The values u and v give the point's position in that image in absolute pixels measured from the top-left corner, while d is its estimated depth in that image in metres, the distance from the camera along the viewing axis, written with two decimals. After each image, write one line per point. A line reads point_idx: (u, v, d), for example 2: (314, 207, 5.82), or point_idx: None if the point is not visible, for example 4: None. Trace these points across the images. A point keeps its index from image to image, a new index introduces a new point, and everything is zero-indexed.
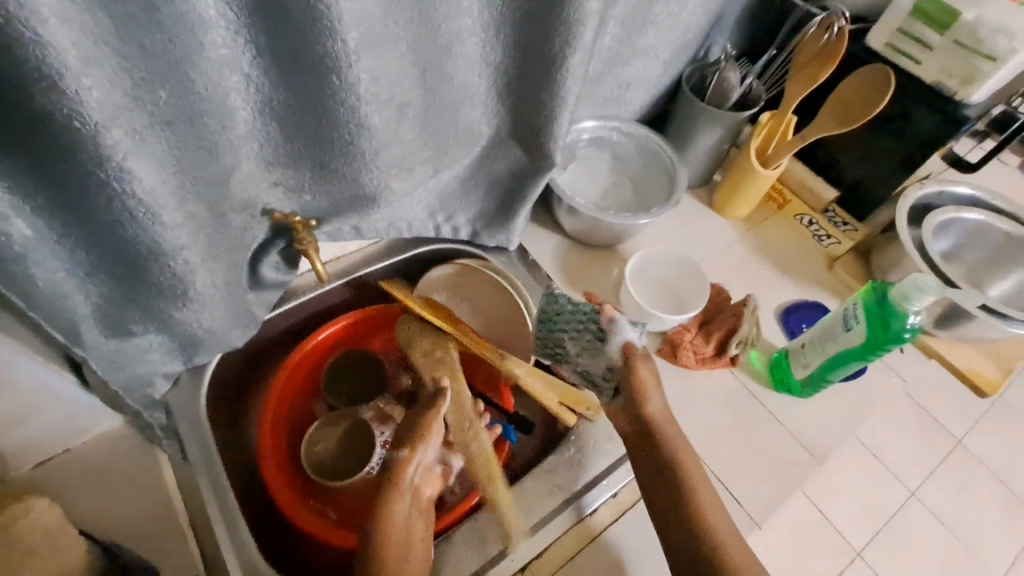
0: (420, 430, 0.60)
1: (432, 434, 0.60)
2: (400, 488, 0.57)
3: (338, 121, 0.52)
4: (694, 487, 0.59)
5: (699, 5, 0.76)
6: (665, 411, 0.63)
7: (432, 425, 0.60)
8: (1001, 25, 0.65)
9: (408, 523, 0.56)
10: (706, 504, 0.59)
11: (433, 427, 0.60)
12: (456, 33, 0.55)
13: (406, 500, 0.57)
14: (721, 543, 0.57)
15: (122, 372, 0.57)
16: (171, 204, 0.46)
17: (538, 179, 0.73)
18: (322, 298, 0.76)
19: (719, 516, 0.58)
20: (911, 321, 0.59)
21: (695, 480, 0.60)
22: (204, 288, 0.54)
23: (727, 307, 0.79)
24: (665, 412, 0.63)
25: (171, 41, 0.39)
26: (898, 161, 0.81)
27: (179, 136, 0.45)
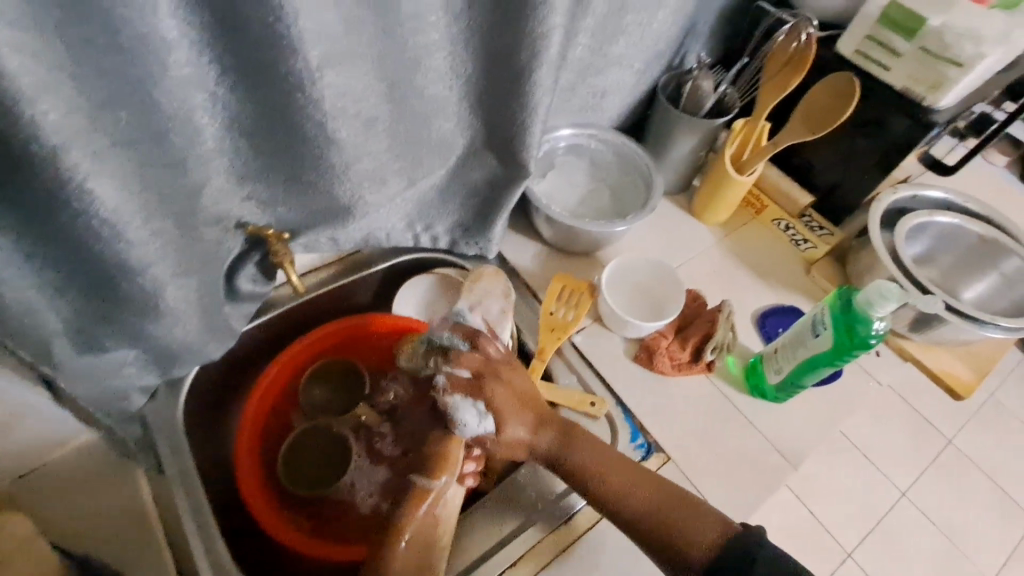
0: (442, 461, 0.59)
1: (452, 465, 0.59)
2: (422, 498, 0.57)
3: (306, 136, 0.53)
4: (606, 477, 0.60)
5: (670, 15, 0.77)
6: (534, 427, 0.63)
7: (453, 448, 0.60)
8: (964, 31, 0.67)
9: (420, 532, 0.57)
10: (621, 483, 0.60)
11: (454, 452, 0.59)
12: (424, 47, 0.56)
13: (427, 506, 0.58)
14: (649, 516, 0.58)
15: (96, 386, 0.57)
16: (136, 222, 0.47)
17: (513, 188, 0.74)
18: (301, 309, 0.76)
19: (635, 483, 0.60)
20: (876, 327, 0.60)
21: (605, 470, 0.61)
22: (176, 302, 0.55)
23: (703, 312, 0.80)
24: (532, 418, 0.63)
25: (131, 64, 0.40)
26: (871, 166, 0.81)
27: (143, 154, 0.45)
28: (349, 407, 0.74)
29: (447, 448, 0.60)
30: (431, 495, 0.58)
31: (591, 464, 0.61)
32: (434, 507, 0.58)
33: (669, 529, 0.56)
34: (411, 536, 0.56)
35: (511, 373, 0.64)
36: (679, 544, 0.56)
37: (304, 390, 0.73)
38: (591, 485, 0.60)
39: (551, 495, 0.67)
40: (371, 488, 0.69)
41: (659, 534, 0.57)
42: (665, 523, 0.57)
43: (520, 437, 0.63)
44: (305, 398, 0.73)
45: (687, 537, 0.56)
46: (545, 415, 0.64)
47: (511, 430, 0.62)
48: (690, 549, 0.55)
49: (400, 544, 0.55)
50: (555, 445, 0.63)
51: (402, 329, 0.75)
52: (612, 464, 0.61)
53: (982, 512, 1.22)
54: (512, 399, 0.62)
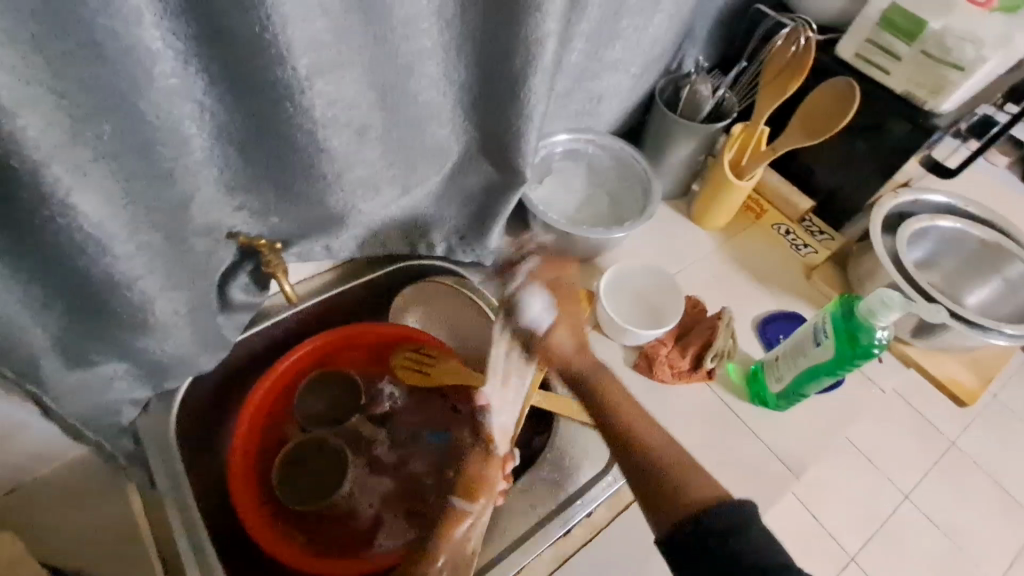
0: (477, 484, 0.60)
1: (488, 486, 0.60)
2: (458, 522, 0.58)
3: (297, 146, 0.52)
4: (628, 417, 0.58)
5: (666, 19, 0.76)
6: (577, 347, 0.62)
7: (491, 471, 0.61)
8: (964, 34, 0.66)
9: (455, 554, 0.57)
10: (637, 421, 0.58)
11: (491, 480, 0.61)
12: (417, 54, 0.55)
13: (464, 528, 0.58)
14: (654, 440, 0.56)
15: (85, 400, 0.56)
16: (122, 236, 0.46)
17: (509, 195, 0.73)
18: (295, 319, 0.75)
19: (652, 434, 0.57)
20: (878, 336, 0.59)
21: (628, 410, 0.58)
22: (166, 315, 0.54)
23: (703, 319, 0.79)
24: (579, 348, 0.62)
25: (115, 76, 0.39)
26: (871, 169, 0.80)
27: (129, 166, 0.44)
28: (346, 416, 0.73)
29: (486, 472, 0.61)
30: (468, 518, 0.59)
31: (615, 390, 0.60)
32: (470, 529, 0.58)
33: (654, 461, 0.54)
34: (447, 557, 0.57)
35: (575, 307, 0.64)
36: (672, 499, 0.51)
37: (298, 402, 0.71)
38: (624, 421, 0.58)
39: (554, 506, 0.66)
40: (377, 504, 0.69)
41: (654, 490, 0.53)
42: (664, 465, 0.54)
43: (562, 347, 0.62)
44: (300, 409, 0.71)
45: (683, 479, 0.52)
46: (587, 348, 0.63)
47: (557, 334, 0.62)
48: (680, 492, 0.51)
49: (437, 564, 0.57)
50: (590, 372, 0.61)
51: (397, 337, 0.75)
52: (668, 452, 0.55)
53: (986, 515, 1.21)
54: (567, 321, 0.63)
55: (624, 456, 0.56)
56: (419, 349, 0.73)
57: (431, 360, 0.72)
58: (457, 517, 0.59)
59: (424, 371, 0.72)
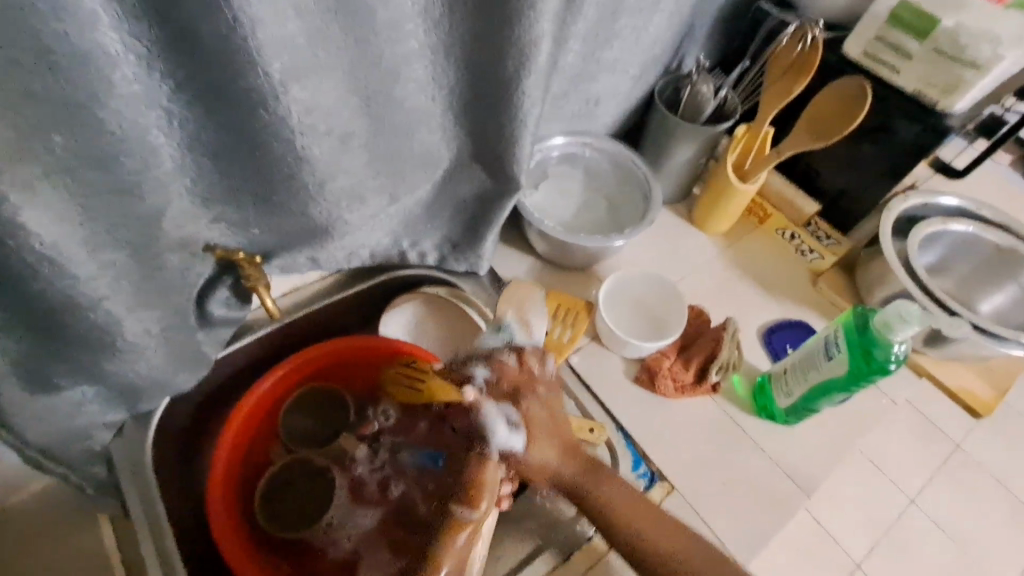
0: (477, 489, 0.52)
1: (489, 490, 0.52)
2: (459, 529, 0.51)
3: (274, 155, 0.49)
4: (630, 524, 0.55)
5: (666, 17, 0.73)
6: (562, 452, 0.58)
7: (488, 479, 0.52)
8: (979, 31, 0.63)
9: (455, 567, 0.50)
10: (649, 528, 0.56)
11: (489, 484, 0.52)
12: (403, 57, 0.51)
13: (465, 537, 0.51)
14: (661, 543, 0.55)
15: (54, 427, 0.53)
16: (81, 255, 0.43)
17: (504, 204, 0.70)
18: (280, 333, 0.72)
19: (663, 537, 0.55)
20: (895, 351, 0.56)
21: (630, 517, 0.56)
22: (136, 337, 0.51)
23: (708, 330, 0.75)
24: (563, 454, 0.58)
25: (69, 83, 0.36)
26: (880, 172, 0.77)
27: (89, 181, 0.41)
28: (334, 434, 0.70)
29: (480, 480, 0.52)
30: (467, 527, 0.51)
31: (611, 503, 0.57)
32: (472, 538, 0.51)
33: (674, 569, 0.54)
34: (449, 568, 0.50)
35: (538, 397, 0.59)
36: None
37: (284, 420, 0.69)
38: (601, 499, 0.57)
39: (556, 527, 0.63)
40: (360, 529, 0.65)
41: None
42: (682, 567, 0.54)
43: (548, 460, 0.57)
44: (286, 428, 0.69)
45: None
46: (571, 444, 0.60)
47: (538, 452, 0.57)
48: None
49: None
50: (583, 476, 0.58)
51: (387, 351, 0.70)
52: (632, 509, 0.56)
53: (992, 524, 1.20)
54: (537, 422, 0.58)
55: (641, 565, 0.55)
56: (410, 363, 0.68)
57: (422, 374, 0.65)
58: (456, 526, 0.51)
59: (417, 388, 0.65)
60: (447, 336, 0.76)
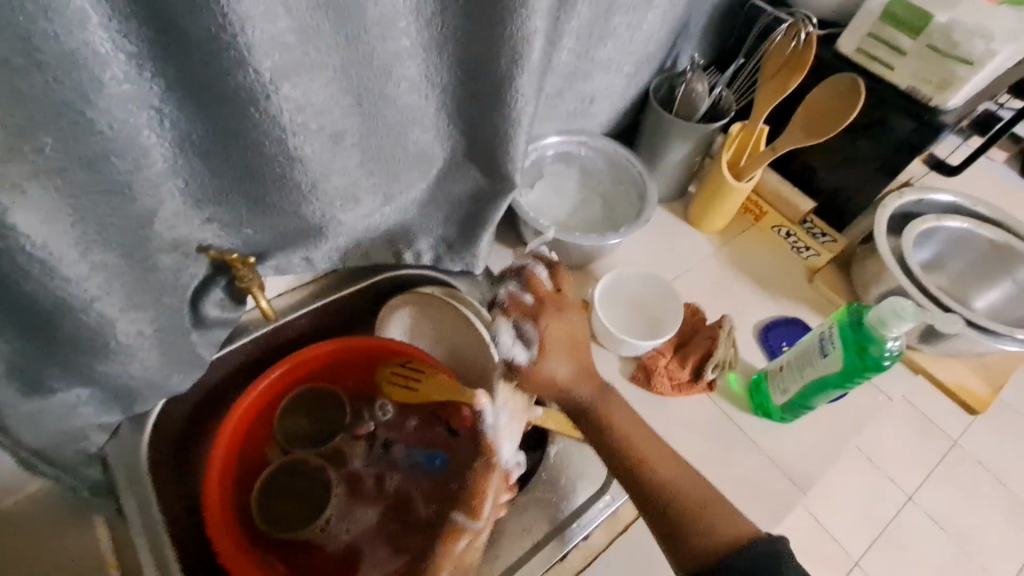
0: (477, 497, 0.55)
1: (489, 499, 0.56)
2: (458, 536, 0.54)
3: (266, 154, 0.49)
4: (631, 439, 0.59)
5: (660, 15, 0.73)
6: (576, 372, 0.62)
7: (488, 488, 0.56)
8: (973, 27, 0.63)
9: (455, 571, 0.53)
10: (643, 446, 0.58)
11: (487, 493, 0.55)
12: (395, 56, 0.51)
13: (463, 543, 0.54)
14: (649, 457, 0.58)
15: (49, 429, 0.53)
16: (72, 256, 0.43)
17: (499, 203, 0.70)
18: (275, 334, 0.72)
19: (653, 451, 0.58)
20: (889, 347, 0.56)
21: (631, 432, 0.59)
22: (129, 338, 0.50)
23: (703, 328, 0.75)
24: (578, 376, 0.62)
25: (58, 83, 0.36)
26: (874, 169, 0.77)
27: (79, 181, 0.41)
28: (329, 434, 0.70)
29: (483, 485, 0.56)
30: (468, 533, 0.54)
31: (615, 416, 0.60)
32: (471, 544, 0.54)
33: (653, 483, 0.56)
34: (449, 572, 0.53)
35: (560, 320, 0.64)
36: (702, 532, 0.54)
37: (279, 422, 0.68)
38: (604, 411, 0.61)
39: (551, 526, 0.63)
40: (360, 526, 0.66)
41: (662, 525, 0.55)
42: (667, 484, 0.56)
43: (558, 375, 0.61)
44: (281, 430, 0.68)
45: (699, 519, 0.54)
46: (588, 372, 0.63)
47: (550, 364, 0.61)
48: (698, 526, 0.54)
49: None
50: (594, 399, 0.61)
51: (384, 350, 0.70)
52: (635, 424, 0.60)
53: (990, 520, 1.20)
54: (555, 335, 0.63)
55: (625, 478, 0.58)
56: (405, 363, 0.69)
57: (418, 376, 0.68)
58: (456, 532, 0.54)
59: (412, 386, 0.68)
60: (443, 336, 0.76)
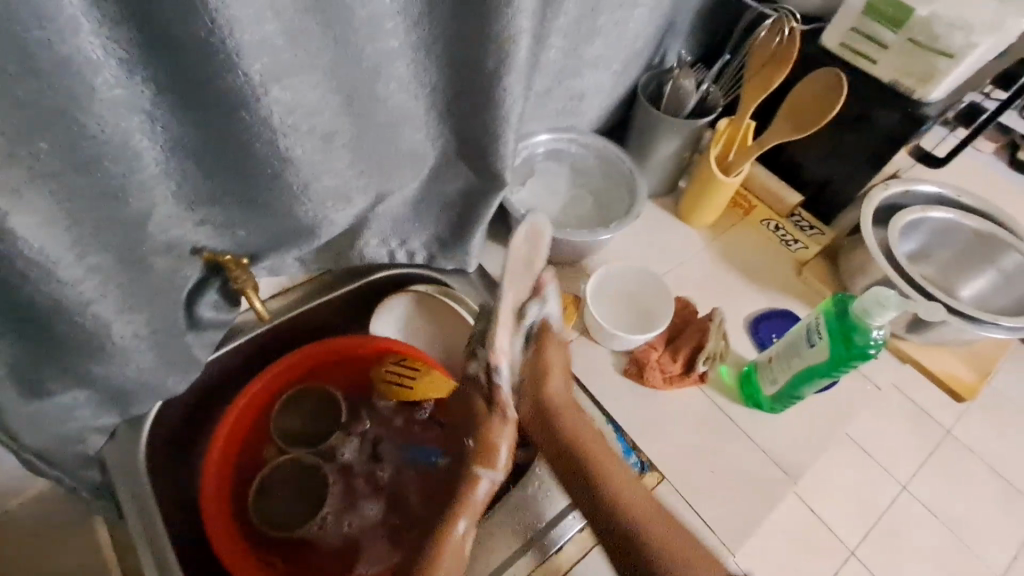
0: (491, 449, 0.58)
1: (504, 449, 0.58)
2: (477, 482, 0.57)
3: (256, 155, 0.49)
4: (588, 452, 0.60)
5: (646, 12, 0.74)
6: (566, 397, 0.63)
7: (502, 438, 0.58)
8: (953, 21, 0.64)
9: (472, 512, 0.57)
10: (627, 494, 0.58)
11: (501, 442, 0.58)
12: (383, 56, 0.52)
13: (482, 489, 0.58)
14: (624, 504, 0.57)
15: (46, 431, 0.53)
16: (68, 259, 0.43)
17: (490, 200, 0.70)
18: (270, 334, 0.72)
19: (638, 497, 0.58)
20: (874, 336, 0.57)
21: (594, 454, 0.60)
22: (126, 339, 0.51)
23: (693, 321, 0.77)
24: (567, 401, 0.63)
25: (50, 89, 0.36)
26: (861, 161, 0.78)
27: (73, 184, 0.41)
28: (325, 433, 0.69)
29: (496, 437, 0.58)
30: (486, 481, 0.58)
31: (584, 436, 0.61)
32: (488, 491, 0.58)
33: (633, 529, 0.56)
34: (467, 518, 0.56)
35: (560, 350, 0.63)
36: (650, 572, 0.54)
37: (277, 420, 0.68)
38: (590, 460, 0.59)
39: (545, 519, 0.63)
40: (361, 520, 0.67)
41: (616, 546, 0.57)
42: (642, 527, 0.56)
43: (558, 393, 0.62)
44: (278, 428, 0.68)
45: (669, 557, 0.55)
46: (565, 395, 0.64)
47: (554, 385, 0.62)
48: (657, 560, 0.55)
49: (458, 528, 0.56)
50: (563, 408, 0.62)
51: (381, 350, 0.70)
52: (595, 442, 0.61)
53: (983, 508, 1.22)
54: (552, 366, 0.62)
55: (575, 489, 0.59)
56: (402, 363, 0.70)
57: (414, 372, 0.69)
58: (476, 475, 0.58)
59: (409, 385, 0.69)
60: (437, 333, 0.77)
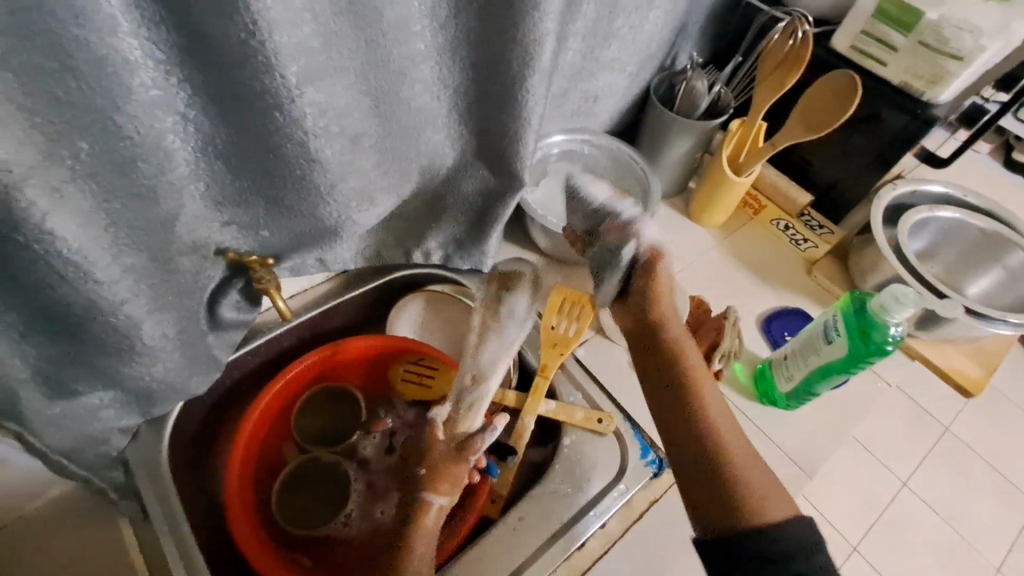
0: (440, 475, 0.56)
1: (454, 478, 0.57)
2: (426, 509, 0.55)
3: (287, 157, 0.50)
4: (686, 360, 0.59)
5: (661, 15, 0.75)
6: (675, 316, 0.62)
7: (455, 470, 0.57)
8: (963, 24, 0.65)
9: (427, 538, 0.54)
10: (729, 437, 0.54)
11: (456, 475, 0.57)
12: (410, 58, 0.53)
13: (432, 518, 0.55)
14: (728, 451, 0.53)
15: (71, 433, 0.53)
16: (104, 260, 0.44)
17: (508, 200, 0.70)
18: (289, 334, 0.73)
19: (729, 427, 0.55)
20: (892, 333, 0.59)
21: (711, 405, 0.56)
22: (154, 339, 0.51)
23: (709, 320, 0.77)
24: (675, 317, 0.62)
25: (89, 88, 0.37)
26: (869, 162, 0.80)
27: (108, 185, 0.42)
28: (346, 432, 0.71)
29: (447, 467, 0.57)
30: (434, 507, 0.55)
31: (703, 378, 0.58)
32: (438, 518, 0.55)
33: (718, 463, 0.52)
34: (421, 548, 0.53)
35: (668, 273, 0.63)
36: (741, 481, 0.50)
37: (296, 422, 0.69)
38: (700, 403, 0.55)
39: (568, 516, 0.64)
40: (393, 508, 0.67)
41: (697, 466, 0.52)
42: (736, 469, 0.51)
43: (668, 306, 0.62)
44: (299, 429, 0.69)
45: (766, 503, 0.49)
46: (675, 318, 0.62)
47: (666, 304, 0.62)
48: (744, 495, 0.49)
49: (413, 557, 0.52)
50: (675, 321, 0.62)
51: (396, 350, 0.71)
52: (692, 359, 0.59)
53: (983, 503, 1.24)
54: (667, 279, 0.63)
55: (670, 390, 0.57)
56: (420, 361, 0.71)
57: (432, 371, 0.70)
58: (426, 500, 0.55)
59: (426, 383, 0.70)
60: (452, 332, 0.77)
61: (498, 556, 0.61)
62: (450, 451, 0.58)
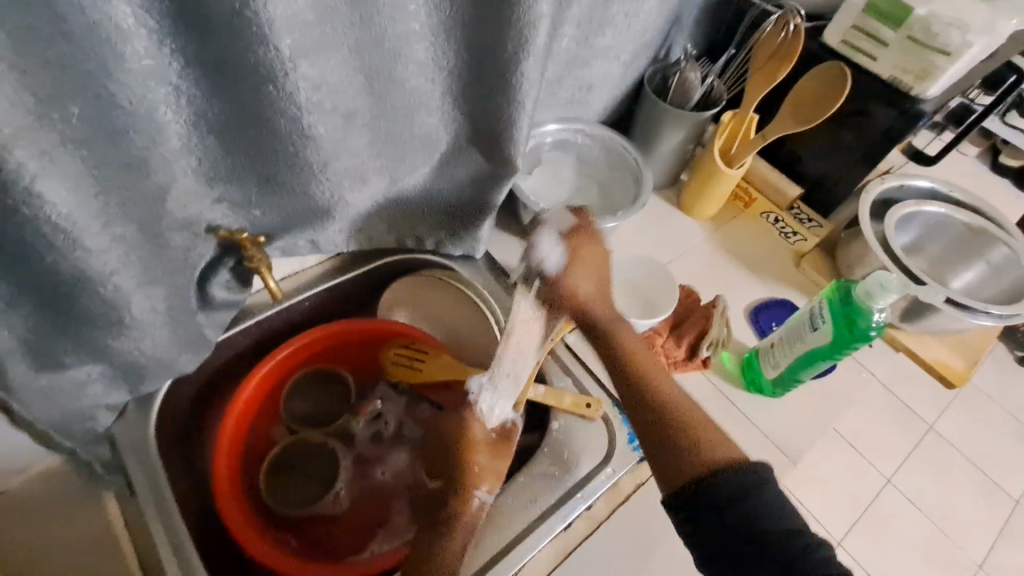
0: (474, 473, 0.58)
1: (484, 466, 0.59)
2: (470, 499, 0.57)
3: (279, 132, 0.49)
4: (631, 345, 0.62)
5: (656, 5, 0.76)
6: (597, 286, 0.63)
7: (480, 456, 0.59)
8: (950, 20, 0.67)
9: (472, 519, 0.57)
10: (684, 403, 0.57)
11: (484, 463, 0.59)
12: (404, 38, 0.53)
13: (478, 499, 0.57)
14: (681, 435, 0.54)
15: (58, 407, 0.53)
16: (94, 228, 0.44)
17: (500, 186, 0.71)
18: (280, 316, 0.73)
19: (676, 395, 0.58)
20: (876, 320, 0.60)
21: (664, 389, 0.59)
22: (142, 313, 0.51)
23: (697, 308, 0.78)
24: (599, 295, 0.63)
25: (82, 53, 0.37)
26: (858, 156, 0.81)
27: (99, 154, 0.42)
28: (335, 414, 0.71)
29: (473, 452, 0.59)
30: (478, 499, 0.57)
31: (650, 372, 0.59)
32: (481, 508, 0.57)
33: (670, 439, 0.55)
34: (464, 530, 0.56)
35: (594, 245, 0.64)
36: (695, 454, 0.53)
37: (284, 404, 0.69)
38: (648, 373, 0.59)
39: (556, 498, 0.64)
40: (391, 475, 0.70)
41: (656, 442, 0.55)
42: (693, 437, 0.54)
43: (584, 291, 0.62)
44: (285, 411, 0.69)
45: (712, 451, 0.52)
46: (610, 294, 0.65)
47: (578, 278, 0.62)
48: (687, 463, 0.52)
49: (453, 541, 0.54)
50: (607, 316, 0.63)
51: (386, 334, 0.71)
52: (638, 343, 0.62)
53: (963, 499, 1.26)
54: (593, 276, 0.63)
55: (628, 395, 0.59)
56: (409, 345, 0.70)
57: (422, 354, 0.69)
58: (469, 493, 0.57)
59: (416, 366, 0.69)
60: (443, 318, 0.78)
61: (486, 538, 0.61)
62: (490, 449, 0.60)
